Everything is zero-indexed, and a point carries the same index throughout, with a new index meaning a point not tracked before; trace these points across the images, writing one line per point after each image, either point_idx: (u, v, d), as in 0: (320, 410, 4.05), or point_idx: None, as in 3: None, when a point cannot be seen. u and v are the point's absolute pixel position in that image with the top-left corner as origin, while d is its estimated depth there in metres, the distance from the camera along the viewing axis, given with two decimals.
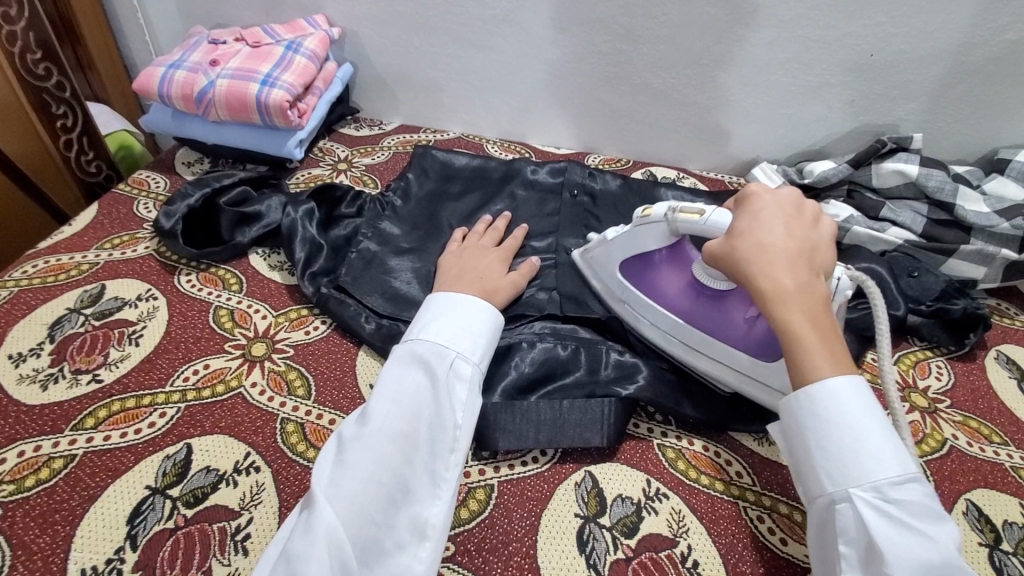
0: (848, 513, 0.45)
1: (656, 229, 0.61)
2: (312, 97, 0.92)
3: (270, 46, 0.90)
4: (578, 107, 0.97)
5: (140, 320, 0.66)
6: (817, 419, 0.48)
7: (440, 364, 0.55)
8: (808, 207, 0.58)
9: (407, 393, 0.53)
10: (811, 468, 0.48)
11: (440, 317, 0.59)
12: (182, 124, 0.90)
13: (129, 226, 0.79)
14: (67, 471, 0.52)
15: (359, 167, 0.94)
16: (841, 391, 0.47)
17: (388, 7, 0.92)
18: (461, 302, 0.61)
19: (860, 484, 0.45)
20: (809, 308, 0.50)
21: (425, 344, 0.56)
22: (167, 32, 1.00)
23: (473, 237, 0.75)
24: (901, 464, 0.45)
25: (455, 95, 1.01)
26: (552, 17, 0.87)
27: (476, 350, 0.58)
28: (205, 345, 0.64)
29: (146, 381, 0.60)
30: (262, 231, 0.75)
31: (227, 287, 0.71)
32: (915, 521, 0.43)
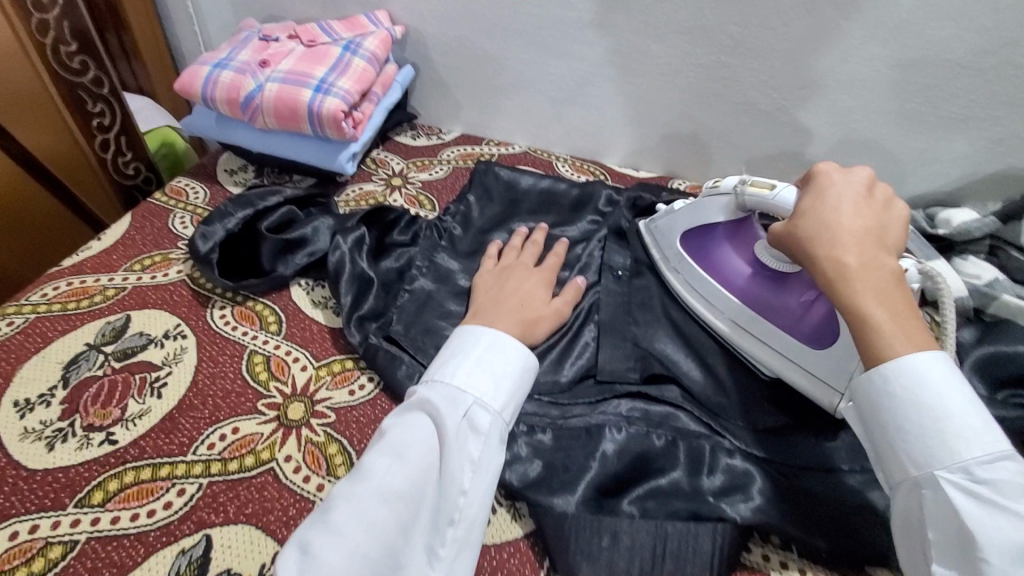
0: (933, 495, 0.39)
1: (721, 202, 0.59)
2: (370, 105, 0.82)
3: (326, 45, 0.80)
4: (665, 127, 0.84)
5: (165, 365, 0.58)
6: (898, 403, 0.41)
7: (453, 413, 0.46)
8: (881, 192, 0.51)
9: (411, 447, 0.45)
10: (891, 451, 0.42)
11: (459, 357, 0.50)
12: (226, 130, 0.82)
13: (162, 244, 0.70)
14: (67, 563, 0.44)
15: (415, 183, 0.84)
16: (925, 371, 0.41)
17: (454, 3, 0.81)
18: (485, 339, 0.51)
19: (944, 464, 0.39)
20: (879, 288, 0.44)
21: (438, 387, 0.48)
22: (217, 22, 0.92)
23: (512, 255, 0.65)
24: (993, 438, 0.39)
25: (524, 104, 0.89)
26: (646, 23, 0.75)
27: (499, 396, 0.48)
28: (234, 403, 0.55)
29: (166, 446, 0.51)
30: (308, 262, 0.66)
31: (265, 327, 0.62)
32: (1013, 503, 0.37)
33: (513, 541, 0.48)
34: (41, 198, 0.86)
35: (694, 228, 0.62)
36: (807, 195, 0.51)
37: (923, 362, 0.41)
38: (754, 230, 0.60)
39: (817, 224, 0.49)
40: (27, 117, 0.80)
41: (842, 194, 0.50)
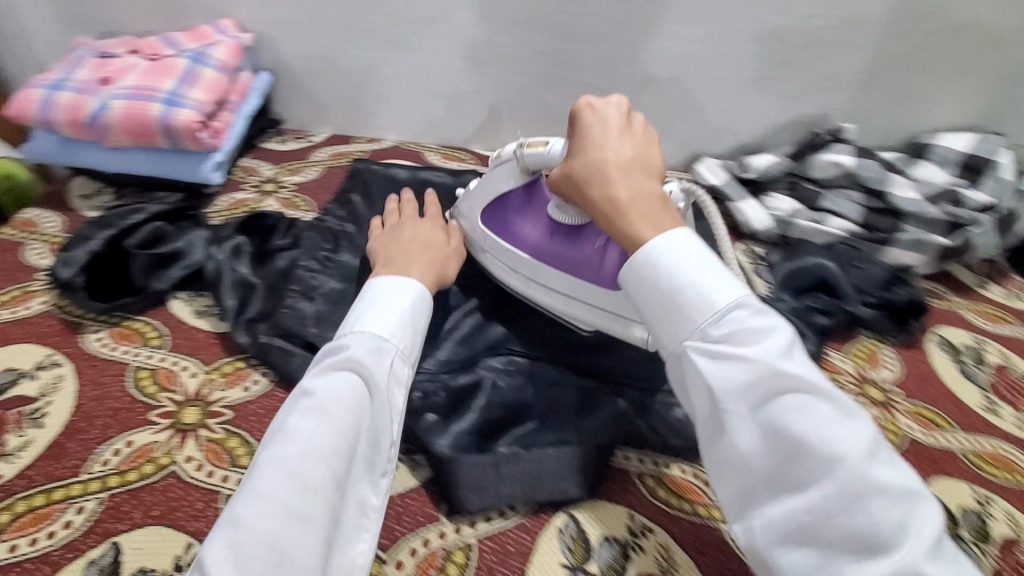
0: (690, 367, 0.44)
1: (509, 168, 0.67)
2: (226, 113, 0.83)
3: (170, 58, 0.80)
4: (532, 101, 0.96)
5: (41, 396, 0.57)
6: (644, 279, 0.47)
7: (379, 371, 0.50)
8: (637, 119, 0.60)
9: (331, 401, 0.46)
10: (654, 323, 0.47)
11: (385, 303, 0.56)
12: (74, 151, 0.78)
13: (19, 277, 0.68)
14: None
15: (288, 187, 0.89)
16: (663, 247, 0.47)
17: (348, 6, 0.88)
18: (399, 291, 0.57)
19: (691, 334, 0.44)
20: (649, 213, 0.51)
21: (351, 341, 0.52)
22: (44, 42, 0.92)
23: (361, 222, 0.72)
24: (740, 294, 0.44)
25: (398, 75, 0.95)
26: (544, 27, 0.88)
27: (414, 340, 0.55)
28: (125, 418, 0.56)
29: (57, 471, 0.51)
30: (185, 273, 0.68)
31: (146, 342, 0.63)
32: (744, 346, 0.41)
33: (409, 491, 0.54)
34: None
35: (492, 203, 0.69)
36: (569, 139, 0.60)
37: (659, 240, 0.48)
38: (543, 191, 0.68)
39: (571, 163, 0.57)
40: None
41: (599, 125, 0.58)
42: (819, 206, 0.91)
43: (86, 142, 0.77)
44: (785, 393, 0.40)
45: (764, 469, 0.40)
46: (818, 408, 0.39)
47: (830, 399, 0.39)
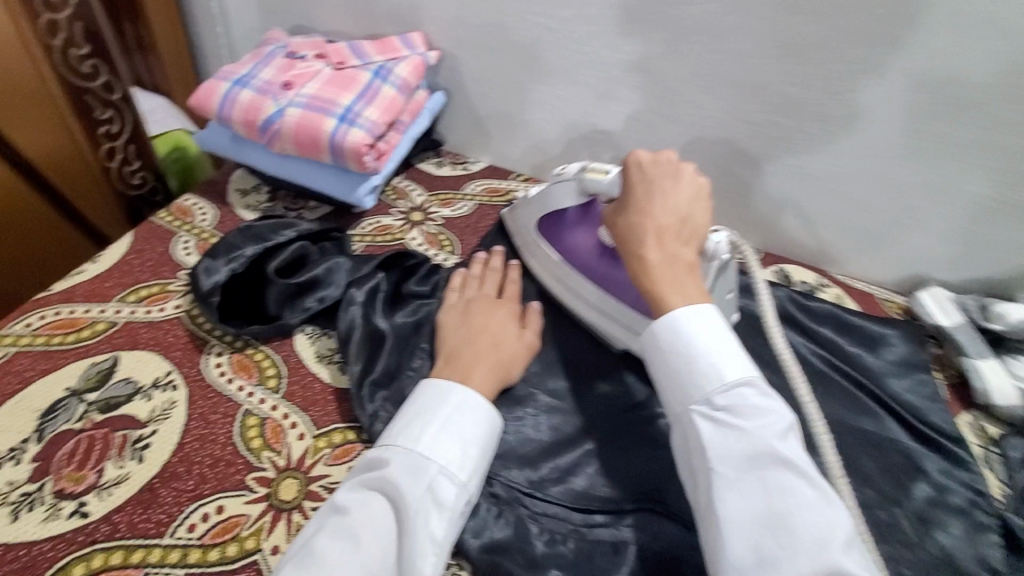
0: (691, 433, 0.45)
1: (568, 187, 0.64)
2: (395, 134, 0.77)
3: (355, 69, 0.75)
4: (726, 172, 0.82)
5: (150, 422, 0.53)
6: (664, 347, 0.48)
7: (416, 491, 0.45)
8: (685, 170, 0.57)
9: (363, 525, 0.43)
10: (666, 390, 0.48)
11: (442, 412, 0.49)
12: (242, 150, 0.75)
13: (162, 272, 0.66)
14: None
15: (436, 221, 0.82)
16: (690, 325, 0.47)
17: (549, 39, 0.77)
18: (453, 401, 0.50)
19: (695, 399, 0.46)
20: (675, 277, 0.51)
21: (394, 455, 0.47)
22: (242, 27, 0.92)
23: (474, 286, 0.64)
24: (742, 375, 0.45)
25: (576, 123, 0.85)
26: (771, 98, 0.72)
27: (464, 458, 0.48)
28: (222, 474, 0.50)
29: (142, 525, 0.46)
30: (318, 307, 0.62)
31: (263, 381, 0.58)
32: (743, 421, 0.43)
33: None
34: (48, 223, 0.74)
35: (547, 214, 0.67)
36: (621, 179, 0.58)
37: (680, 312, 0.48)
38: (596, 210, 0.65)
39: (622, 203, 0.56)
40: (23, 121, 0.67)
41: (638, 176, 0.56)
42: None
43: (255, 143, 0.74)
44: (770, 467, 0.41)
45: (745, 538, 0.40)
46: (789, 479, 0.40)
47: (812, 483, 0.40)
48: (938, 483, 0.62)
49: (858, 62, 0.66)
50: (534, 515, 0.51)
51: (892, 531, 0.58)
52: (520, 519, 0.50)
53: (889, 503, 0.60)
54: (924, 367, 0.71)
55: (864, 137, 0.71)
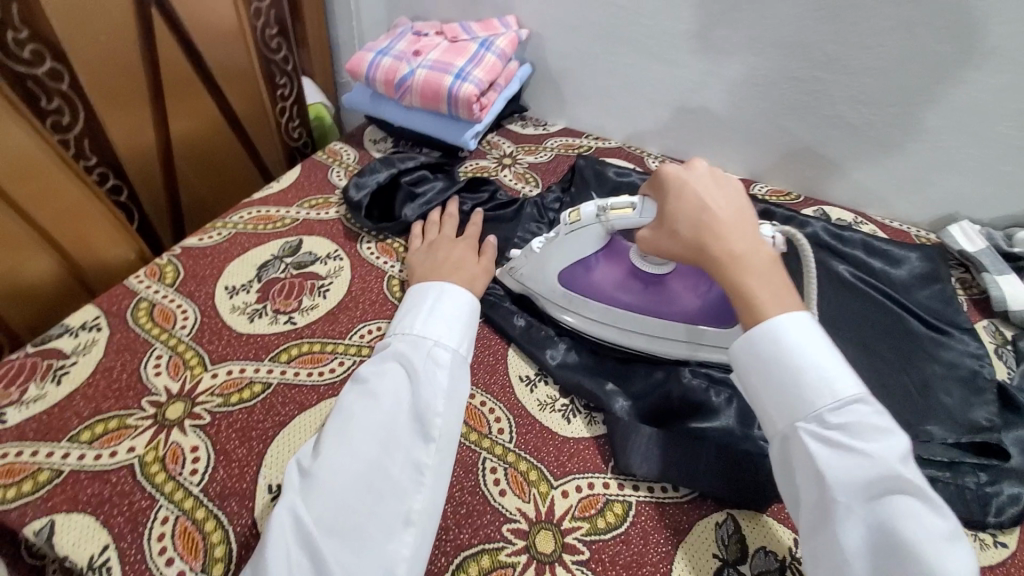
0: (800, 449, 0.48)
1: (592, 231, 0.63)
2: (494, 93, 0.98)
3: (465, 42, 0.97)
4: (770, 123, 0.96)
5: (328, 276, 0.75)
6: (763, 353, 0.51)
7: (417, 357, 0.56)
8: (722, 176, 0.60)
9: (380, 387, 0.54)
10: (768, 407, 0.51)
11: (428, 307, 0.62)
12: (379, 106, 0.98)
13: (324, 190, 0.89)
14: (265, 396, 0.60)
15: (523, 164, 1.02)
16: (794, 337, 0.51)
17: (621, 16, 0.95)
18: (444, 294, 0.63)
19: (806, 417, 0.49)
20: (761, 274, 0.53)
21: (400, 342, 0.58)
22: (372, 20, 1.16)
23: (433, 231, 0.78)
24: (850, 388, 0.49)
25: (639, 87, 1.02)
26: (810, 55, 0.86)
27: (453, 334, 0.59)
28: (378, 309, 0.71)
29: (330, 331, 0.67)
30: (430, 210, 0.83)
31: (400, 259, 0.79)
32: (858, 441, 0.47)
33: (582, 438, 0.60)
34: (238, 161, 1.00)
35: (570, 264, 0.66)
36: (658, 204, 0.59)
37: (783, 321, 0.51)
38: (618, 245, 0.66)
39: (674, 224, 0.57)
40: (233, 81, 0.93)
41: (688, 189, 0.58)
42: None
43: (389, 100, 0.97)
44: (893, 496, 0.45)
45: (864, 559, 0.44)
46: (896, 500, 0.44)
47: (931, 510, 0.44)
48: (950, 362, 0.73)
49: (883, 19, 0.79)
50: (599, 352, 0.68)
51: (901, 390, 0.70)
52: (586, 351, 0.68)
53: (902, 374, 0.71)
54: (944, 278, 0.82)
55: (890, 84, 0.84)
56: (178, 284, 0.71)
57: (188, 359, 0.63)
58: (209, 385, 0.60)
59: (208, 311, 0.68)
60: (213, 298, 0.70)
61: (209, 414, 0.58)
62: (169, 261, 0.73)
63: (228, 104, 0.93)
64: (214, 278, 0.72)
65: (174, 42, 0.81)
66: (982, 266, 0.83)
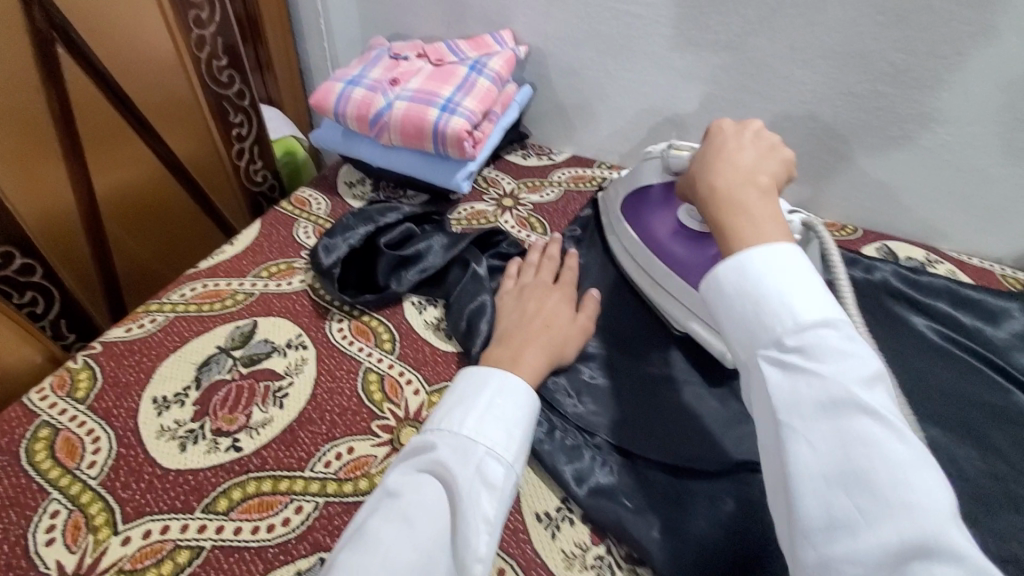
0: (757, 380, 0.39)
1: (655, 165, 0.64)
2: (489, 124, 0.82)
3: (453, 65, 0.81)
4: (822, 148, 0.80)
5: (286, 375, 0.59)
6: (730, 293, 0.41)
7: (463, 468, 0.42)
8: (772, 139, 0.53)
9: (413, 508, 0.41)
10: (732, 338, 0.42)
11: (486, 394, 0.47)
12: (353, 144, 0.83)
13: (287, 252, 0.73)
14: (192, 570, 0.45)
15: (526, 205, 0.86)
16: (754, 261, 0.41)
17: (636, 26, 0.80)
18: (499, 384, 0.48)
19: (764, 343, 0.39)
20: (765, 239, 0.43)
21: (441, 438, 0.44)
22: (344, 41, 1.01)
23: (529, 273, 0.66)
24: (820, 313, 0.38)
25: (660, 109, 0.86)
26: (875, 67, 0.70)
27: (509, 440, 0.45)
28: (350, 421, 0.55)
29: (286, 460, 0.51)
30: (421, 277, 0.67)
31: (379, 344, 0.63)
32: (817, 362, 0.36)
33: None
34: (188, 214, 0.84)
35: (632, 192, 0.68)
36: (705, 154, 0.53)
37: (749, 253, 0.42)
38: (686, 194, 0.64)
39: (713, 179, 0.49)
40: (175, 123, 0.77)
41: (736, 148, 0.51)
42: None
43: (365, 137, 0.82)
44: (855, 417, 0.34)
45: (817, 493, 0.34)
46: (857, 427, 0.34)
47: (901, 442, 0.33)
48: None
49: (971, 21, 0.63)
50: (640, 467, 0.52)
51: None
52: (624, 470, 0.52)
53: None
54: None
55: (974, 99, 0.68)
56: (92, 399, 0.55)
57: (93, 516, 0.47)
58: (118, 556, 0.45)
59: (127, 437, 0.52)
60: (136, 417, 0.54)
61: None
62: (84, 365, 0.58)
63: (169, 151, 0.77)
64: (140, 387, 0.57)
65: (90, 83, 0.66)
66: None
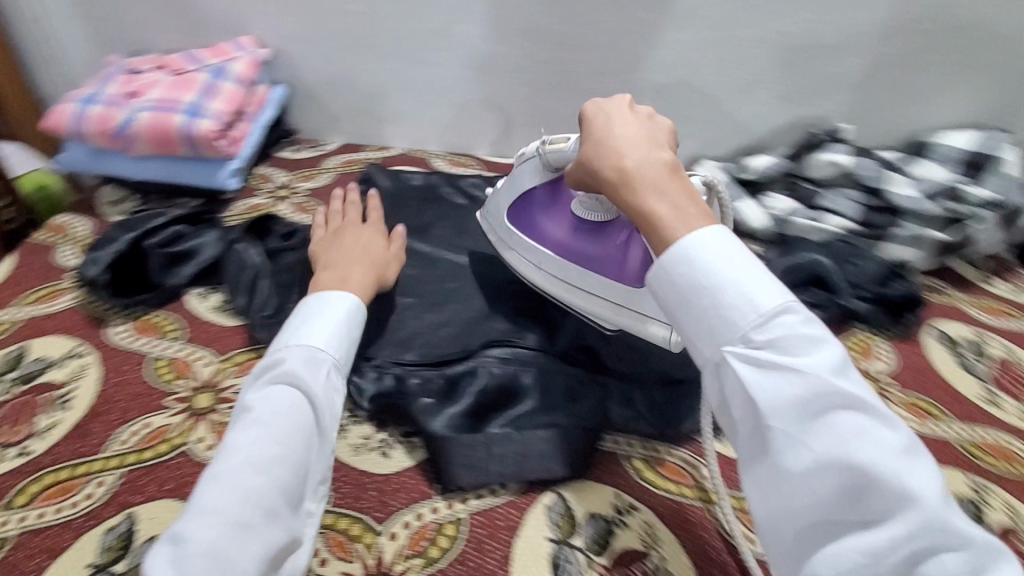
0: (732, 378, 0.39)
1: (532, 164, 0.66)
2: (245, 123, 0.89)
3: (193, 72, 0.86)
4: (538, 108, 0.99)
5: (69, 381, 0.62)
6: (681, 285, 0.42)
7: (315, 375, 0.51)
8: (644, 108, 0.54)
9: (269, 415, 0.47)
10: (688, 326, 0.42)
11: (330, 313, 0.56)
12: (103, 160, 0.84)
13: (50, 277, 0.74)
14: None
15: (301, 192, 0.93)
16: (700, 250, 0.41)
17: (362, 21, 0.92)
18: (333, 299, 0.58)
19: (730, 340, 0.39)
20: (672, 198, 0.45)
21: (290, 354, 0.52)
22: (80, 64, 0.99)
23: (336, 219, 0.73)
24: (779, 298, 0.39)
25: (409, 96, 0.99)
26: (549, 35, 0.90)
27: (345, 350, 0.55)
28: (143, 402, 0.60)
29: (80, 448, 0.56)
30: (197, 269, 0.72)
31: (164, 335, 0.67)
32: (789, 356, 0.37)
33: (404, 470, 0.57)
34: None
35: (517, 202, 0.69)
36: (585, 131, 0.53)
37: (689, 240, 0.42)
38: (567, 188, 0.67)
39: (616, 154, 0.49)
40: None
41: (631, 125, 0.51)
42: (814, 204, 0.90)
43: (115, 152, 0.84)
44: (837, 413, 0.36)
45: (812, 478, 0.36)
46: (843, 419, 0.36)
47: (883, 422, 0.36)
48: None
49: None
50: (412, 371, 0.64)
51: None
52: (398, 374, 0.64)
53: None
54: None
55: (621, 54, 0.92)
56: None
57: None
58: None
59: None
60: None
61: None
62: None
63: None
64: None
65: None
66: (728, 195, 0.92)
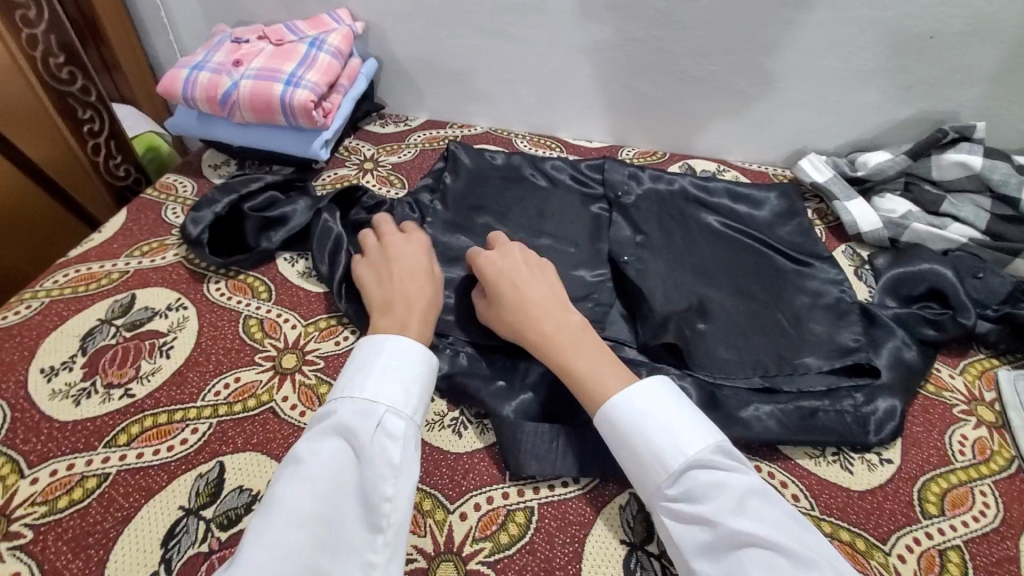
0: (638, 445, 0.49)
1: None
2: (337, 95, 0.90)
3: (292, 43, 0.89)
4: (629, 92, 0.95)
5: (170, 332, 0.66)
6: None
7: (364, 430, 0.48)
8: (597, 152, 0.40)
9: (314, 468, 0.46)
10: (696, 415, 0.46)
11: (384, 358, 0.53)
12: (207, 125, 0.89)
13: (157, 232, 0.78)
14: (101, 490, 0.53)
15: (385, 166, 0.93)
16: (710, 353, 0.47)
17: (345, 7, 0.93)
18: (391, 346, 0.54)
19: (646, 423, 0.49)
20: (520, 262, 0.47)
21: (343, 406, 0.50)
22: (190, 32, 1.03)
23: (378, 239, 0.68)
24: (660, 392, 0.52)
25: (484, 85, 1.00)
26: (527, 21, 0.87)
27: (406, 392, 0.52)
28: (235, 358, 0.63)
29: (177, 395, 0.60)
30: (287, 235, 0.74)
31: (256, 296, 0.70)
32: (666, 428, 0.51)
33: (475, 450, 0.56)
34: (46, 206, 0.95)
35: None
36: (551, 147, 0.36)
37: None
38: None
39: None
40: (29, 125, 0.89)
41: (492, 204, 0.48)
42: (938, 210, 0.80)
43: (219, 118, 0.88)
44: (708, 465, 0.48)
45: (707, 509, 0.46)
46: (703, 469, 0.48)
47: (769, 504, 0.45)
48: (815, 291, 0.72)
49: None
50: (484, 353, 0.63)
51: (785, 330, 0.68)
52: (473, 354, 0.62)
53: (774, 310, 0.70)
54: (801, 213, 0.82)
55: None
56: None
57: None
58: (28, 493, 0.53)
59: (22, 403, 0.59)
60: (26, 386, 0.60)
61: (30, 530, 0.50)
62: None
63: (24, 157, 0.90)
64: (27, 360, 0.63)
65: None
66: (831, 194, 0.85)
